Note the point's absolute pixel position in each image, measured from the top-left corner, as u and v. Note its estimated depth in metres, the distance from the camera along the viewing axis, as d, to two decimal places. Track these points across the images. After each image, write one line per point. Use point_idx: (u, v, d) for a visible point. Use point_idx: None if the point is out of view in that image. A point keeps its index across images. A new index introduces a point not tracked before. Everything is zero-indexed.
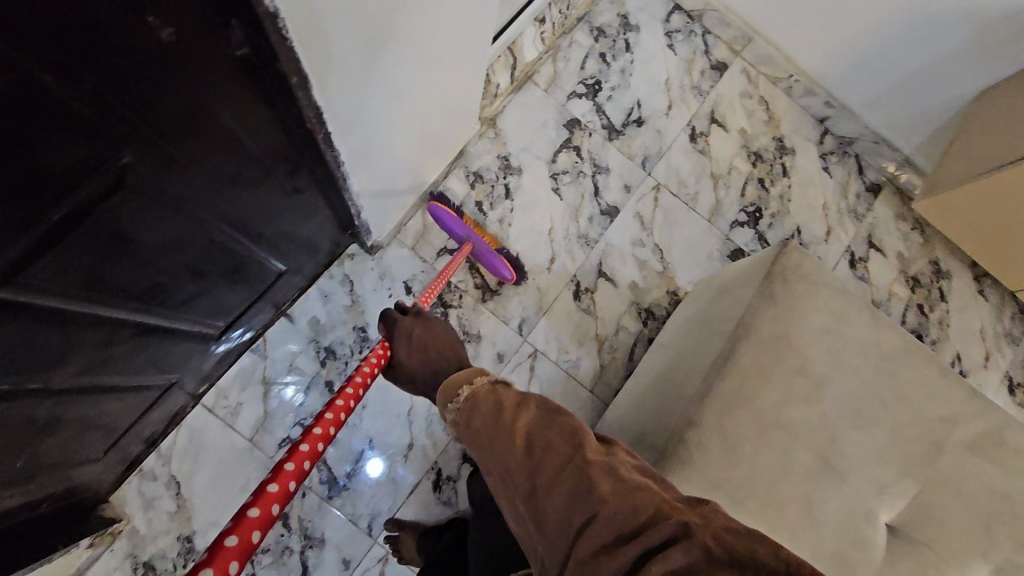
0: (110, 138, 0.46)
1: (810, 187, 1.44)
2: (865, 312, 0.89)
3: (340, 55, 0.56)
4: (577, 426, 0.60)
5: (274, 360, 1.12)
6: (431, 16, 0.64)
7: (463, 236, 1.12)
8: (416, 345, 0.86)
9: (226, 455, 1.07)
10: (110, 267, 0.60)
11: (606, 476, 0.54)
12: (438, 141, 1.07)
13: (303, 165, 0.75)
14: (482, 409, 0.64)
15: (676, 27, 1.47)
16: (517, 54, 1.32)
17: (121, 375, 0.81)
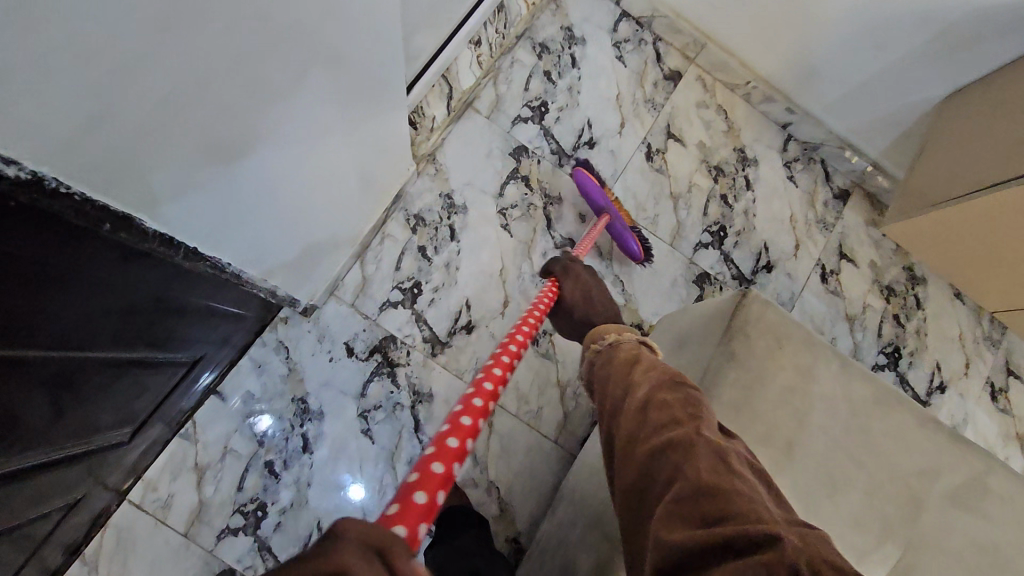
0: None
1: (775, 199, 1.37)
2: (834, 362, 0.81)
3: (149, 171, 0.50)
4: (703, 404, 0.60)
5: (205, 444, 1.03)
6: (279, 105, 0.56)
7: (603, 206, 1.16)
8: (581, 287, 0.94)
9: (159, 553, 0.99)
10: (18, 422, 0.54)
11: (707, 451, 0.53)
12: (369, 199, 0.98)
13: (177, 276, 0.69)
14: (621, 367, 0.70)
15: (624, 36, 1.38)
16: (453, 82, 1.20)
17: (29, 507, 0.73)
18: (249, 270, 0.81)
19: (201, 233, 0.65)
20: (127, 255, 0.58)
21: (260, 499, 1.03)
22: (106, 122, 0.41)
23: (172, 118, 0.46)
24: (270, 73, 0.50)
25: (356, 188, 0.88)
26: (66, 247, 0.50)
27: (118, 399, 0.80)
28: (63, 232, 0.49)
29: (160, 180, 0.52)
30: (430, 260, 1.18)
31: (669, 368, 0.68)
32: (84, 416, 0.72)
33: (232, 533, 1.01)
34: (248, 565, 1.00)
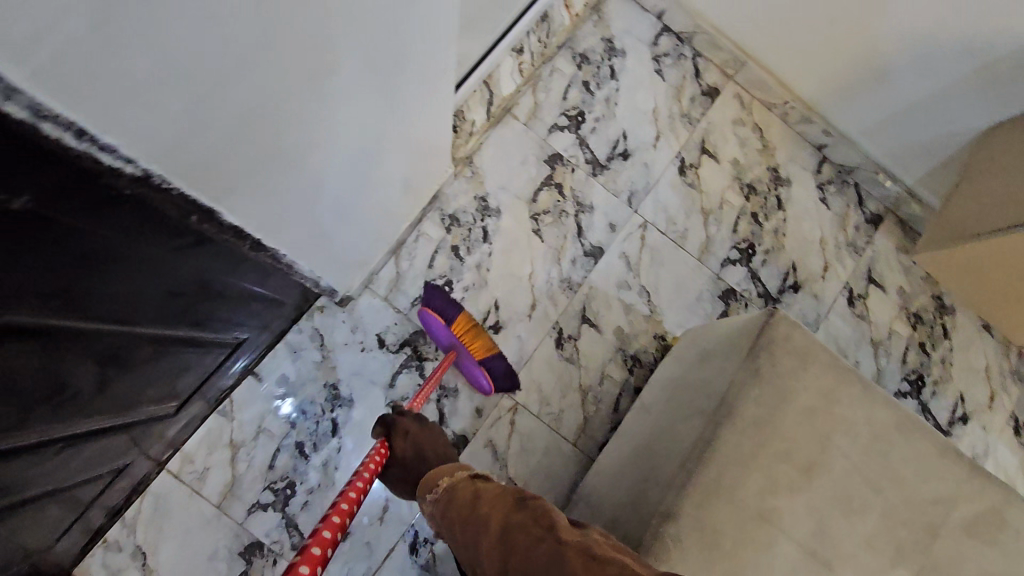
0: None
1: (805, 219, 1.37)
2: (857, 386, 0.83)
3: (229, 172, 0.51)
4: (549, 509, 0.61)
5: (241, 422, 1.08)
6: (356, 116, 0.59)
7: (448, 342, 1.07)
8: (414, 444, 0.83)
9: (193, 522, 1.04)
10: (61, 388, 0.57)
11: (579, 553, 0.54)
12: (410, 200, 1.02)
13: (238, 261, 0.73)
14: (462, 507, 0.65)
15: (664, 50, 1.40)
16: (494, 88, 1.24)
17: (70, 475, 0.77)
18: (301, 262, 0.84)
19: (268, 227, 0.67)
20: (190, 241, 0.60)
21: (289, 478, 1.08)
22: (205, 136, 0.44)
23: (262, 133, 0.49)
24: (354, 89, 0.54)
25: (400, 188, 0.91)
26: (148, 237, 0.54)
27: (162, 375, 0.85)
28: (141, 216, 0.51)
29: (238, 188, 0.55)
30: (461, 260, 1.22)
31: (503, 488, 0.66)
32: (129, 389, 0.76)
33: (261, 509, 1.06)
34: (275, 540, 1.06)
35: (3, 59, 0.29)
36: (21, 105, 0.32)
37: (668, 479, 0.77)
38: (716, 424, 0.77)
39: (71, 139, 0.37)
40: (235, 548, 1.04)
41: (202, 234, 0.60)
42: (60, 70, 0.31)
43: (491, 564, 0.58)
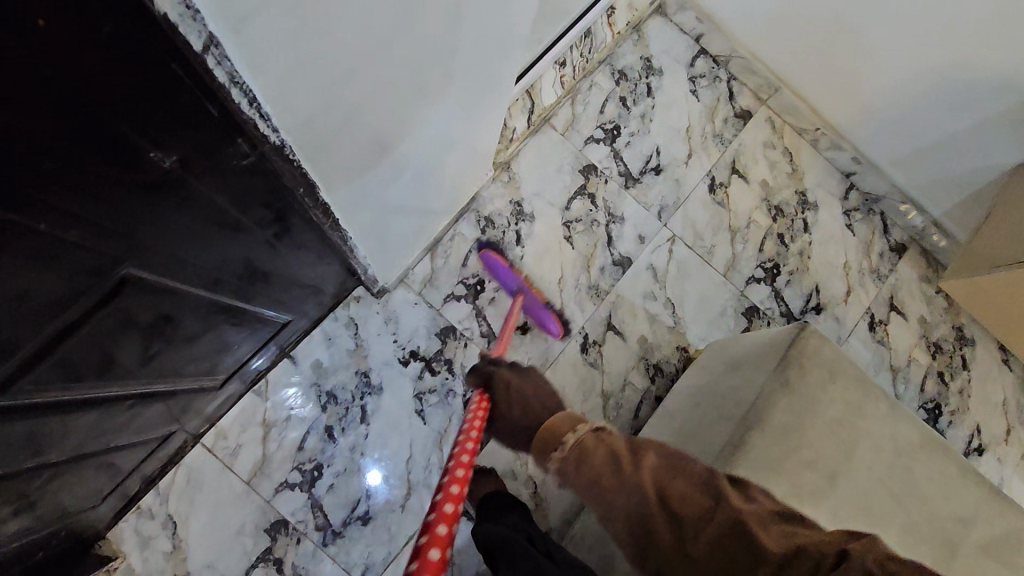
0: (99, 274, 0.46)
1: (830, 243, 1.40)
2: (881, 403, 0.85)
3: (337, 156, 0.58)
4: (713, 479, 0.65)
5: (275, 403, 1.12)
6: (437, 110, 0.67)
7: (516, 287, 1.15)
8: (516, 397, 0.83)
9: (223, 497, 1.08)
10: (121, 345, 0.61)
11: (760, 525, 0.60)
12: (452, 196, 1.08)
13: (302, 241, 0.78)
14: (608, 474, 0.66)
15: (700, 71, 1.44)
16: (535, 98, 1.29)
17: (118, 437, 0.81)
18: (362, 247, 0.92)
19: (348, 211, 0.74)
20: (282, 209, 0.65)
21: (317, 460, 1.11)
22: (326, 127, 0.51)
23: (365, 125, 0.55)
24: (442, 85, 0.62)
25: (451, 181, 0.98)
26: (248, 208, 0.59)
27: (213, 346, 0.89)
28: (257, 182, 0.56)
29: (336, 173, 0.62)
30: None
31: (645, 450, 0.68)
32: (174, 361, 0.79)
33: (288, 488, 1.10)
34: (300, 520, 1.09)
35: (226, 28, 0.34)
36: (224, 71, 0.38)
37: None
38: (745, 429, 0.80)
39: (243, 105, 0.42)
40: (261, 524, 1.08)
41: (296, 204, 0.65)
42: (256, 46, 0.36)
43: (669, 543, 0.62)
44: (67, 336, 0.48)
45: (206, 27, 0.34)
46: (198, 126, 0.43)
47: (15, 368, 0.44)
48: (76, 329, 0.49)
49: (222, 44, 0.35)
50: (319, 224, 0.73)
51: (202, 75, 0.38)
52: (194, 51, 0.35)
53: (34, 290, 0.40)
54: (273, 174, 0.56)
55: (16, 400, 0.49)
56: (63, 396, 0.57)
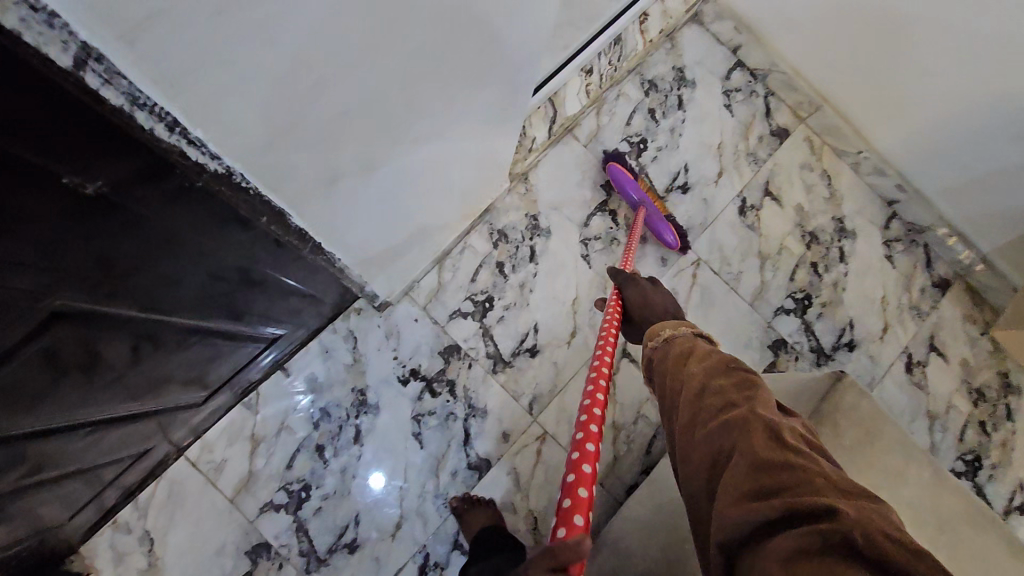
0: (22, 305, 0.40)
1: (868, 276, 1.30)
2: (925, 470, 0.76)
3: (307, 173, 0.52)
4: (758, 386, 0.59)
5: (264, 417, 1.06)
6: (433, 128, 0.61)
7: (637, 199, 1.19)
8: (640, 293, 0.93)
9: (204, 514, 1.02)
10: (79, 375, 0.55)
11: (765, 429, 0.52)
12: (455, 220, 1.03)
13: (294, 258, 0.72)
14: (675, 361, 0.70)
15: (736, 85, 1.35)
16: (558, 107, 1.21)
17: (91, 456, 0.76)
18: (352, 269, 0.85)
19: (331, 233, 0.68)
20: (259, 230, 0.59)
21: (305, 481, 1.05)
22: (281, 147, 0.46)
23: (335, 144, 0.50)
24: (437, 100, 0.56)
25: (454, 200, 0.92)
26: (212, 233, 0.55)
27: (196, 361, 0.83)
28: (212, 211, 0.52)
29: (311, 193, 0.56)
30: (506, 277, 1.19)
31: (721, 355, 0.66)
32: (151, 380, 0.73)
33: (273, 509, 1.03)
34: (283, 543, 1.03)
35: (111, 36, 0.30)
36: (118, 91, 0.34)
37: None
38: None
39: (163, 131, 0.39)
40: (243, 545, 1.02)
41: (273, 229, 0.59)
42: (158, 59, 0.33)
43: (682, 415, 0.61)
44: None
45: (74, 36, 0.29)
46: (119, 156, 0.40)
47: None
48: (4, 365, 0.43)
49: (104, 57, 0.31)
50: (307, 241, 0.67)
51: (94, 101, 0.34)
52: (73, 72, 0.32)
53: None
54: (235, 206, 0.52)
55: None
56: (13, 432, 0.51)
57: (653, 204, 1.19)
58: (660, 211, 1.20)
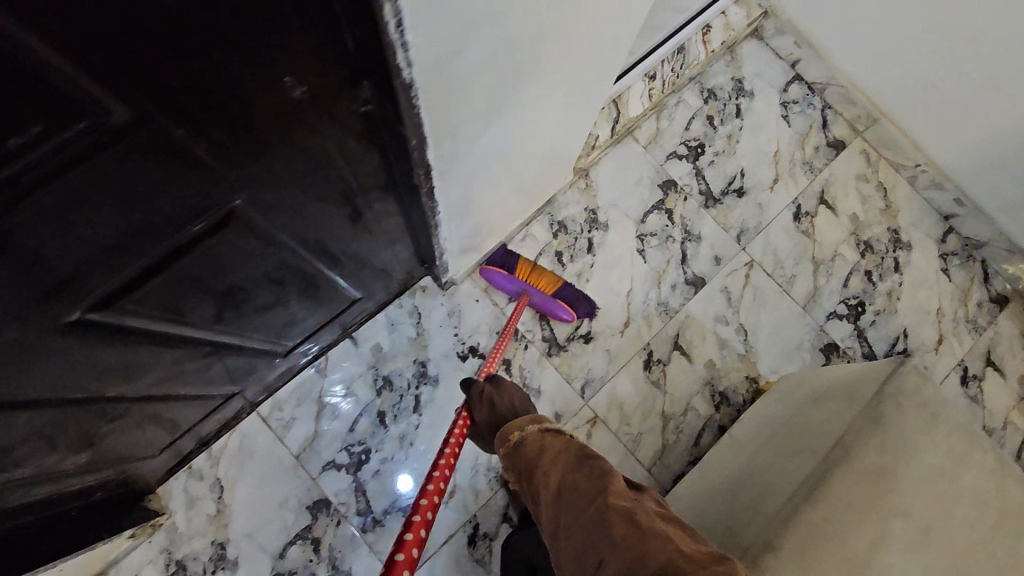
0: (210, 201, 0.44)
1: (923, 287, 1.30)
2: (990, 456, 0.78)
3: (458, 111, 0.55)
4: (607, 473, 0.69)
5: (331, 380, 1.14)
6: (547, 73, 0.65)
7: (518, 287, 1.13)
8: (487, 405, 0.91)
9: (270, 468, 1.09)
10: (218, 298, 0.63)
11: (621, 519, 0.63)
12: (518, 186, 1.08)
13: (396, 213, 0.79)
14: (531, 460, 0.77)
15: (794, 97, 1.40)
16: (621, 108, 1.28)
17: (190, 386, 0.84)
18: (444, 231, 0.90)
19: (445, 183, 0.72)
20: (372, 199, 0.67)
21: (366, 444, 1.12)
22: (454, 77, 0.48)
23: (469, 97, 0.54)
24: (560, 40, 0.59)
25: (523, 171, 1.01)
26: (363, 162, 0.57)
27: (279, 321, 0.90)
28: (374, 142, 0.54)
29: (451, 135, 0.59)
30: (563, 266, 1.24)
31: (571, 447, 0.75)
32: (252, 323, 0.82)
33: (335, 468, 1.10)
34: (342, 501, 1.09)
35: None
36: None
37: (773, 513, 0.74)
38: (832, 465, 0.75)
39: (391, 31, 0.37)
40: (305, 501, 1.09)
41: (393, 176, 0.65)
42: None
43: (550, 518, 0.69)
44: (173, 261, 0.48)
45: None
46: (332, 59, 0.38)
47: (107, 291, 0.45)
48: (180, 257, 0.48)
49: None
50: (409, 197, 0.73)
51: None
52: None
53: (151, 194, 0.39)
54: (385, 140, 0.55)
55: (105, 320, 0.49)
56: (162, 332, 0.60)
57: (536, 287, 1.12)
58: (547, 291, 1.12)
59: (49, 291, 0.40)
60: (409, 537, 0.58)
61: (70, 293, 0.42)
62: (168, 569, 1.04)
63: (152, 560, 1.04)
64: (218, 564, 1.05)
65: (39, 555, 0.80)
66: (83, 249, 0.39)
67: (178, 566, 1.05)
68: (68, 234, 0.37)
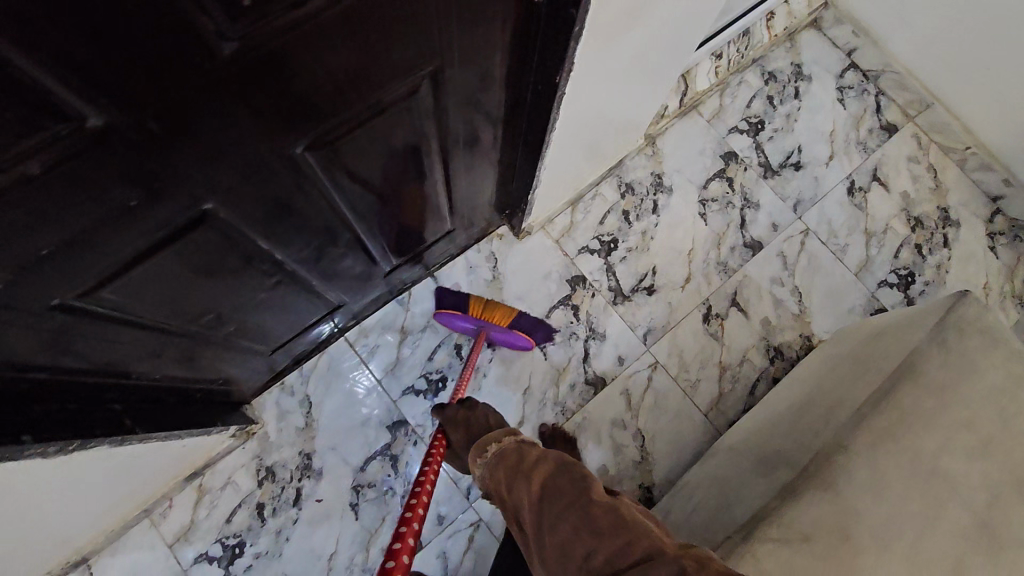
0: (418, 62, 0.54)
1: (970, 262, 1.36)
2: None
3: (606, 16, 0.66)
4: (587, 474, 0.65)
5: (413, 313, 1.23)
6: (670, 7, 0.76)
7: (474, 325, 1.15)
8: (462, 426, 0.92)
9: (355, 388, 1.19)
10: (376, 183, 0.73)
11: (607, 514, 0.58)
12: (593, 152, 1.17)
13: (512, 134, 0.90)
14: (508, 466, 0.71)
15: (849, 83, 1.48)
16: (689, 83, 1.37)
17: (329, 279, 0.92)
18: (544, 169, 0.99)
19: (569, 107, 0.83)
20: (499, 91, 0.75)
21: (443, 373, 1.21)
22: None
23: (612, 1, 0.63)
24: None
25: (609, 128, 1.10)
26: (511, 57, 0.69)
27: (387, 247, 0.99)
28: (527, 29, 0.65)
29: (593, 46, 0.70)
30: (630, 224, 1.32)
31: (549, 452, 0.70)
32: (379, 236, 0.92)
33: (414, 393, 1.20)
34: (419, 424, 1.19)
35: None
36: None
37: (842, 422, 0.81)
38: (897, 379, 0.82)
39: None
40: (386, 421, 1.18)
41: (525, 78, 0.75)
42: None
43: (532, 523, 0.63)
44: (374, 119, 0.58)
45: None
46: None
47: (330, 133, 0.54)
48: (380, 115, 0.58)
49: None
50: (528, 114, 0.83)
51: None
52: None
53: (404, 26, 0.48)
54: (537, 29, 0.65)
55: (317, 168, 0.59)
56: (337, 208, 0.71)
57: (489, 321, 1.13)
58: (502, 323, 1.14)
59: (308, 107, 0.48)
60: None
61: (314, 119, 0.50)
62: (259, 474, 1.14)
63: (245, 464, 1.14)
64: (305, 473, 1.14)
65: (184, 425, 0.90)
66: (340, 81, 0.48)
67: (267, 472, 1.14)
68: (344, 52, 0.45)
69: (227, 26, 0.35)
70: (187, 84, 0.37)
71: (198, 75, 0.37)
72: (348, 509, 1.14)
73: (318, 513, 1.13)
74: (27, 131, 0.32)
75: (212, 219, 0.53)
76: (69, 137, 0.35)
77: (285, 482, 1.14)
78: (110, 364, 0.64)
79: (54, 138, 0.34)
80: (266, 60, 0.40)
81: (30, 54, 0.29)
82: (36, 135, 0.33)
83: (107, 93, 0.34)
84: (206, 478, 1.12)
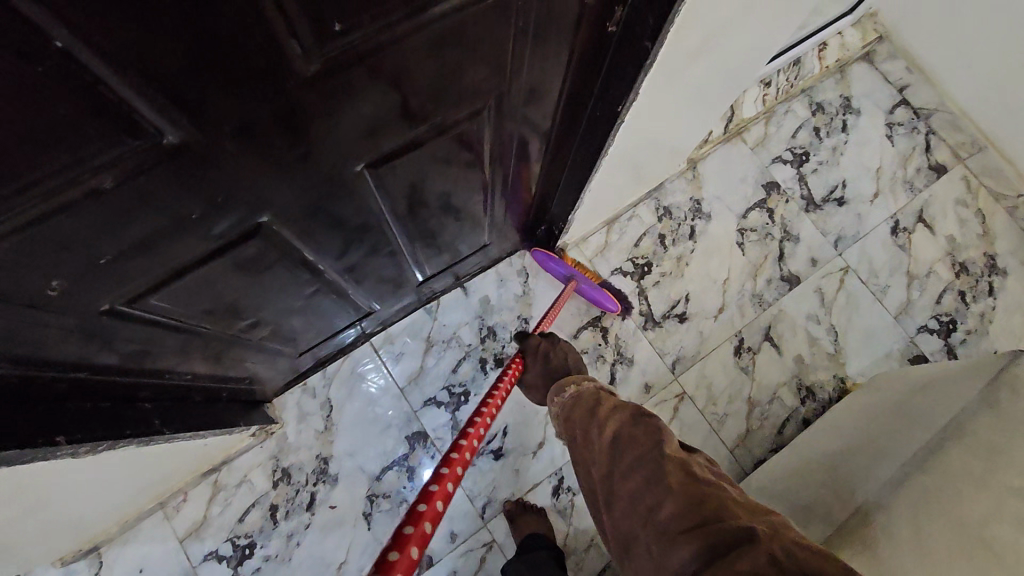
0: (487, 86, 0.53)
1: (1017, 314, 1.31)
2: None
3: (673, 48, 0.64)
4: (664, 431, 0.64)
5: (441, 323, 1.21)
6: (736, 38, 0.74)
7: (566, 273, 1.20)
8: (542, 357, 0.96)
9: (375, 395, 1.18)
10: (421, 196, 0.72)
11: (678, 470, 0.57)
12: (636, 176, 1.14)
13: (561, 154, 0.88)
14: (585, 411, 0.74)
15: (899, 119, 1.43)
16: (736, 110, 1.35)
17: (362, 286, 0.91)
18: (589, 193, 0.97)
19: (624, 137, 0.81)
20: (554, 113, 0.74)
21: (466, 386, 1.19)
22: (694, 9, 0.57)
23: (684, 32, 0.61)
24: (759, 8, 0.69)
25: (657, 155, 1.07)
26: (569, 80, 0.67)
27: (422, 256, 0.98)
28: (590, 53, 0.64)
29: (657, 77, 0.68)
30: (665, 248, 1.30)
31: (626, 404, 0.71)
32: (415, 246, 0.90)
33: (435, 405, 1.18)
34: (438, 436, 1.17)
35: None
36: None
37: None
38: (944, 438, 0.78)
39: None
40: (404, 431, 1.17)
41: (585, 99, 0.73)
42: None
43: (601, 467, 0.65)
44: (434, 138, 0.56)
45: None
46: None
47: (383, 155, 0.53)
48: (439, 135, 0.56)
49: None
50: (580, 136, 0.81)
51: None
52: None
53: (477, 51, 0.46)
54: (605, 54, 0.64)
55: (368, 184, 0.57)
56: (380, 219, 0.70)
57: (583, 275, 1.19)
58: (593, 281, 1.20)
59: (374, 128, 0.47)
60: (451, 461, 0.54)
61: (377, 138, 0.48)
62: (274, 475, 1.13)
63: (262, 463, 1.13)
64: (320, 477, 1.13)
65: (209, 426, 0.88)
66: (408, 103, 0.46)
67: (283, 473, 1.13)
68: (418, 74, 0.43)
69: (309, 48, 0.34)
70: (268, 105, 0.36)
71: (279, 94, 0.35)
72: (361, 518, 1.12)
73: (330, 520, 1.11)
74: (105, 147, 0.31)
75: (265, 232, 0.52)
76: (147, 154, 0.33)
77: (300, 485, 1.13)
78: (144, 365, 0.63)
79: (130, 154, 0.32)
80: (342, 85, 0.39)
81: (124, 77, 0.28)
82: (112, 152, 0.31)
83: (191, 115, 0.32)
84: (222, 474, 1.12)
